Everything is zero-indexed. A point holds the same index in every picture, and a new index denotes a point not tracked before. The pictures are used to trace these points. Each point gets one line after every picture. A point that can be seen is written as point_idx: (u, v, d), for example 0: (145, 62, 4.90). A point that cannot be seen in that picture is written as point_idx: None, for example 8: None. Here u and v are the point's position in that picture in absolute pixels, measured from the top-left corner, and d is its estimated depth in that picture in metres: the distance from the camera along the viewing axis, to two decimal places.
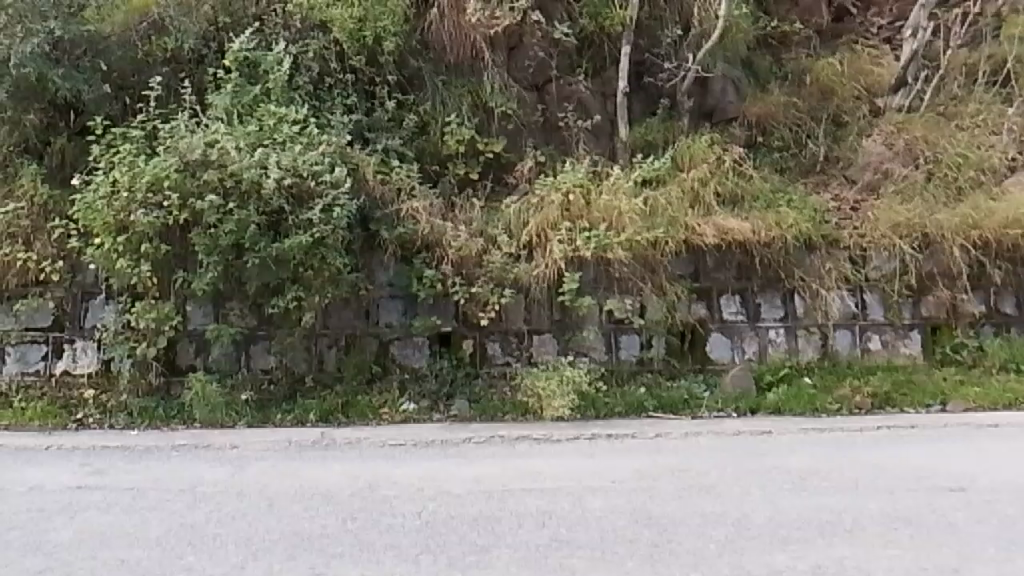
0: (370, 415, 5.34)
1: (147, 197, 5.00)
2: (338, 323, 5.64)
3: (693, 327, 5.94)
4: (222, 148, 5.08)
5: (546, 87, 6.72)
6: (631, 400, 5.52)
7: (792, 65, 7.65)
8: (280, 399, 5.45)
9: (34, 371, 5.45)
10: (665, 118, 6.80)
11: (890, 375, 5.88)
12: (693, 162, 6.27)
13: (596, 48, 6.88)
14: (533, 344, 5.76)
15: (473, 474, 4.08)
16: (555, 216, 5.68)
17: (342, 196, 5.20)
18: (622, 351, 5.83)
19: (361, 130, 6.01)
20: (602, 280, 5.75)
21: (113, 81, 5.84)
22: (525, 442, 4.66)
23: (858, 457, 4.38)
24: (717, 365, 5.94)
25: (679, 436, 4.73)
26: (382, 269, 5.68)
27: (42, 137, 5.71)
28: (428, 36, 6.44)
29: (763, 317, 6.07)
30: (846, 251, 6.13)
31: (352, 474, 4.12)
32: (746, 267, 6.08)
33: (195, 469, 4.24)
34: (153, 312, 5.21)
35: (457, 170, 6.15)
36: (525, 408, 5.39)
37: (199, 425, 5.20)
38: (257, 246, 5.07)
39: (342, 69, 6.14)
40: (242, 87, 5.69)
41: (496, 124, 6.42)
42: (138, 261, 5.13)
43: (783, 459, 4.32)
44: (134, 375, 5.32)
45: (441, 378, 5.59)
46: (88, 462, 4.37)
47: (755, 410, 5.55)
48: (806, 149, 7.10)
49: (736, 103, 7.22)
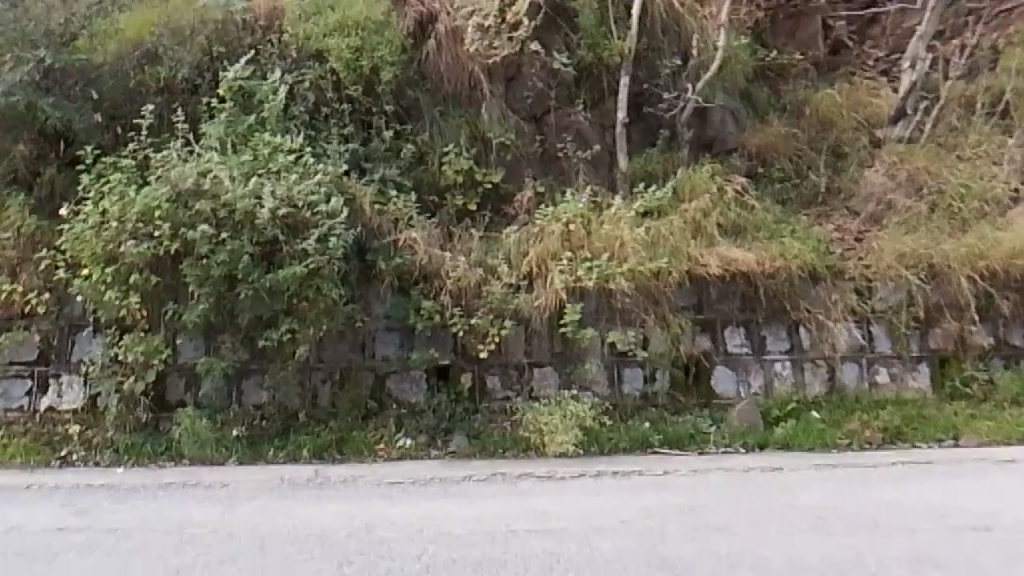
0: (366, 453, 5.20)
1: (138, 227, 4.90)
2: (332, 357, 5.46)
3: (698, 360, 5.79)
4: (215, 177, 4.97)
5: (545, 118, 6.57)
6: (636, 435, 5.35)
7: (790, 96, 7.61)
8: (273, 434, 5.25)
9: (18, 408, 5.24)
10: (665, 149, 6.72)
11: (900, 409, 5.73)
12: (695, 193, 6.16)
13: (595, 79, 6.74)
14: (534, 377, 5.58)
15: (475, 513, 3.90)
16: (555, 245, 5.57)
17: (338, 226, 5.06)
18: (625, 384, 5.65)
19: (357, 160, 5.88)
20: (604, 311, 5.61)
21: (104, 111, 5.74)
22: (528, 480, 4.46)
23: (873, 493, 4.22)
24: (723, 400, 5.76)
25: (687, 473, 4.54)
26: (378, 301, 5.51)
27: (31, 168, 5.60)
28: (425, 66, 6.36)
29: (769, 349, 5.91)
30: (851, 282, 6.01)
31: (347, 514, 3.93)
32: (751, 298, 5.93)
33: (184, 509, 4.04)
34: (142, 345, 5.05)
35: (456, 201, 6.03)
36: (526, 444, 5.26)
37: (188, 462, 5.04)
38: (251, 278, 4.92)
39: (339, 98, 6.03)
40: (237, 116, 5.59)
41: (494, 155, 6.30)
42: (126, 293, 4.97)
43: (797, 496, 4.14)
44: (121, 411, 5.13)
45: (439, 413, 5.42)
46: (70, 501, 4.17)
47: (763, 446, 5.44)
48: (807, 179, 7.00)
49: (736, 134, 7.15)
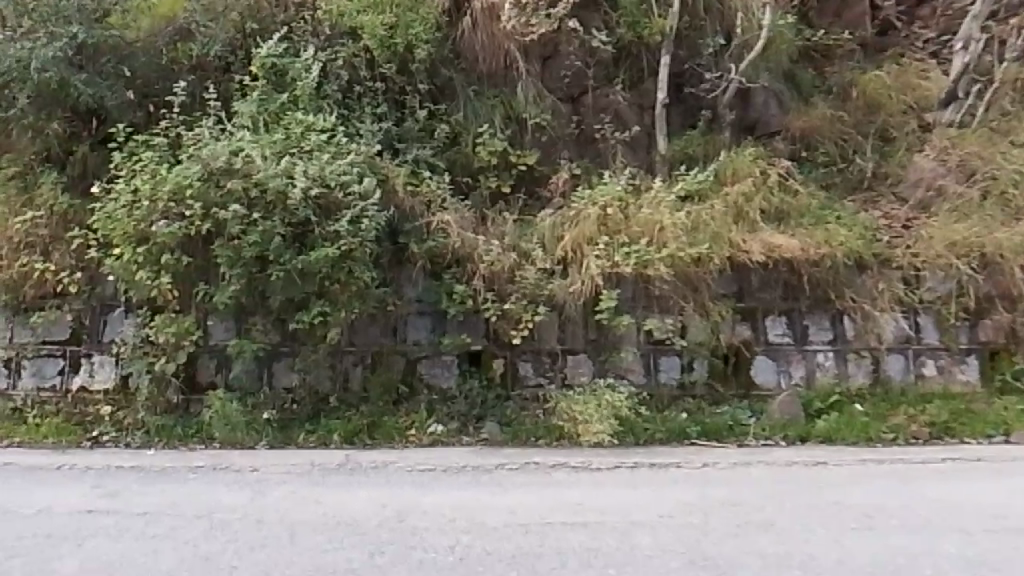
0: (397, 439, 5.10)
1: (169, 206, 4.83)
2: (364, 340, 5.39)
3: (737, 350, 5.62)
4: (247, 156, 4.88)
5: (581, 98, 6.43)
6: (673, 426, 5.21)
7: (835, 79, 7.34)
8: (304, 417, 5.21)
9: (51, 386, 5.25)
10: (706, 131, 6.51)
11: (948, 403, 5.53)
12: (737, 176, 5.96)
13: (633, 59, 6.55)
14: (567, 364, 5.46)
15: (509, 504, 3.79)
16: (591, 230, 5.39)
17: (371, 207, 4.96)
18: (661, 373, 5.52)
19: (390, 140, 5.76)
20: (641, 298, 5.46)
21: (136, 89, 5.66)
22: (563, 470, 4.34)
23: (924, 491, 4.04)
24: (763, 391, 5.60)
25: (727, 466, 4.39)
26: (410, 285, 5.41)
27: (65, 146, 5.57)
28: (460, 45, 6.23)
29: (811, 339, 5.72)
30: (898, 270, 5.78)
31: (377, 503, 3.84)
32: (794, 286, 5.74)
33: (214, 493, 3.99)
34: (173, 326, 5.00)
35: (489, 183, 5.89)
36: (560, 432, 5.13)
37: (218, 445, 4.97)
38: (282, 259, 4.84)
39: (372, 77, 5.91)
40: (269, 94, 5.49)
41: (530, 136, 6.16)
42: (158, 273, 4.93)
43: (844, 494, 3.97)
44: (152, 392, 5.10)
45: (471, 399, 5.33)
46: (100, 483, 4.13)
47: (805, 439, 5.24)
48: (853, 164, 6.76)
49: (779, 116, 6.96)
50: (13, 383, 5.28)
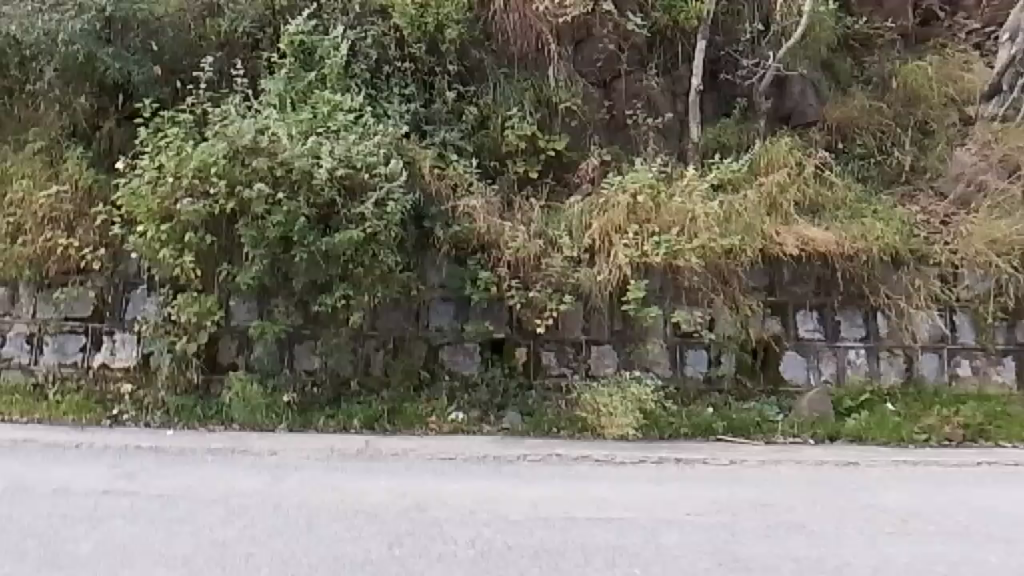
0: (417, 425, 5.03)
1: (193, 184, 4.77)
2: (386, 325, 5.30)
3: (767, 344, 5.49)
4: (273, 135, 4.82)
5: (613, 83, 6.29)
6: (699, 421, 5.09)
7: (875, 69, 7.14)
8: (324, 402, 5.15)
9: (72, 363, 5.24)
10: (741, 120, 6.35)
11: (983, 405, 5.35)
12: (771, 166, 5.81)
13: (668, 44, 6.42)
14: (591, 355, 5.37)
15: (530, 497, 3.71)
16: (621, 219, 5.26)
17: (396, 189, 4.88)
18: (688, 366, 5.42)
19: (418, 122, 5.67)
20: (669, 289, 5.35)
21: (164, 64, 5.58)
22: (586, 463, 4.25)
23: (960, 497, 3.90)
24: (791, 387, 5.47)
25: (755, 464, 4.28)
26: (434, 270, 5.34)
27: (91, 121, 5.53)
28: (491, 26, 6.10)
29: (843, 336, 5.58)
30: (935, 268, 5.63)
31: (395, 492, 3.77)
32: (827, 281, 5.60)
33: (233, 477, 3.95)
34: (195, 306, 4.95)
35: (517, 167, 5.78)
36: (582, 424, 5.02)
37: (238, 427, 4.92)
38: (306, 240, 4.76)
39: (401, 57, 5.82)
40: (297, 73, 5.41)
41: (559, 121, 6.03)
42: (181, 252, 4.87)
43: (876, 497, 3.84)
44: (173, 371, 5.07)
45: (493, 387, 5.26)
46: (118, 464, 4.09)
47: (834, 438, 5.09)
48: (891, 157, 6.57)
49: (817, 107, 6.72)
50: (34, 359, 5.26)
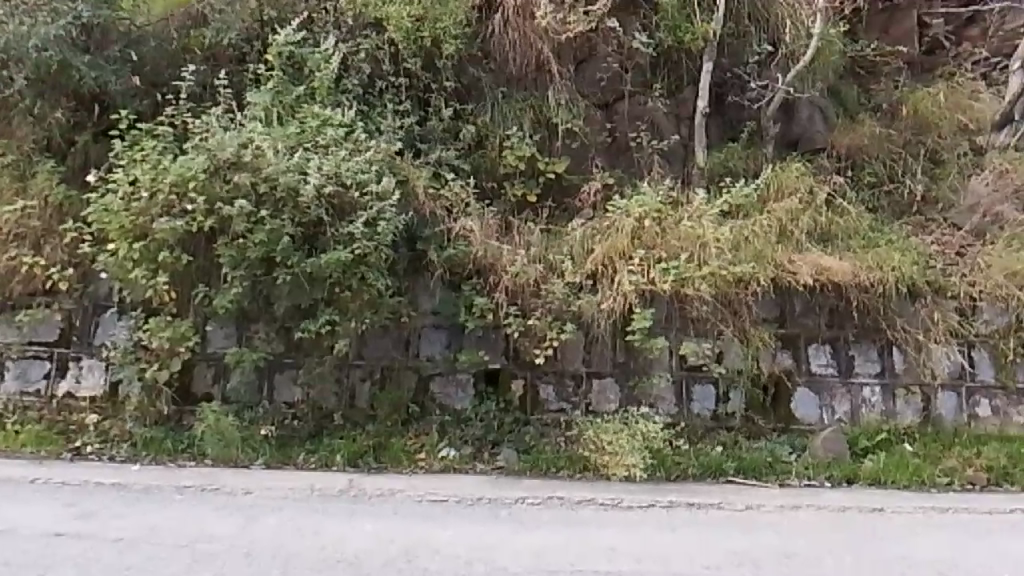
0: (405, 463, 4.70)
1: (170, 200, 4.45)
2: (373, 353, 4.98)
3: (778, 379, 5.18)
4: (257, 149, 4.50)
5: (615, 105, 6.06)
6: (708, 460, 4.79)
7: (882, 96, 6.91)
8: (305, 436, 4.80)
9: (35, 392, 4.86)
10: (748, 145, 6.14)
11: (1007, 445, 5.05)
12: (781, 192, 5.54)
13: (674, 66, 6.14)
14: (592, 389, 5.04)
15: (531, 546, 3.37)
16: (625, 244, 4.96)
17: (389, 209, 4.58)
18: (694, 403, 5.09)
19: (412, 140, 5.38)
20: (675, 320, 5.06)
21: (144, 76, 5.29)
22: (590, 507, 3.87)
23: (1000, 549, 3.59)
24: (803, 426, 5.15)
25: (774, 510, 3.93)
26: (427, 295, 5.03)
27: (66, 135, 5.15)
28: (488, 44, 5.79)
29: (857, 372, 5.28)
30: (954, 300, 5.34)
31: (383, 538, 3.41)
32: (840, 313, 5.31)
33: (201, 518, 3.57)
34: (168, 331, 4.60)
35: (515, 190, 5.51)
36: (584, 464, 4.70)
37: (211, 462, 4.59)
38: (290, 261, 4.45)
39: (396, 72, 5.54)
40: (285, 86, 5.12)
41: (560, 143, 5.78)
42: (155, 273, 4.54)
43: (909, 546, 3.53)
44: (142, 401, 4.71)
45: (487, 423, 4.90)
46: (75, 503, 3.71)
47: (852, 481, 4.80)
48: (901, 186, 6.29)
49: (826, 134, 6.48)
50: None
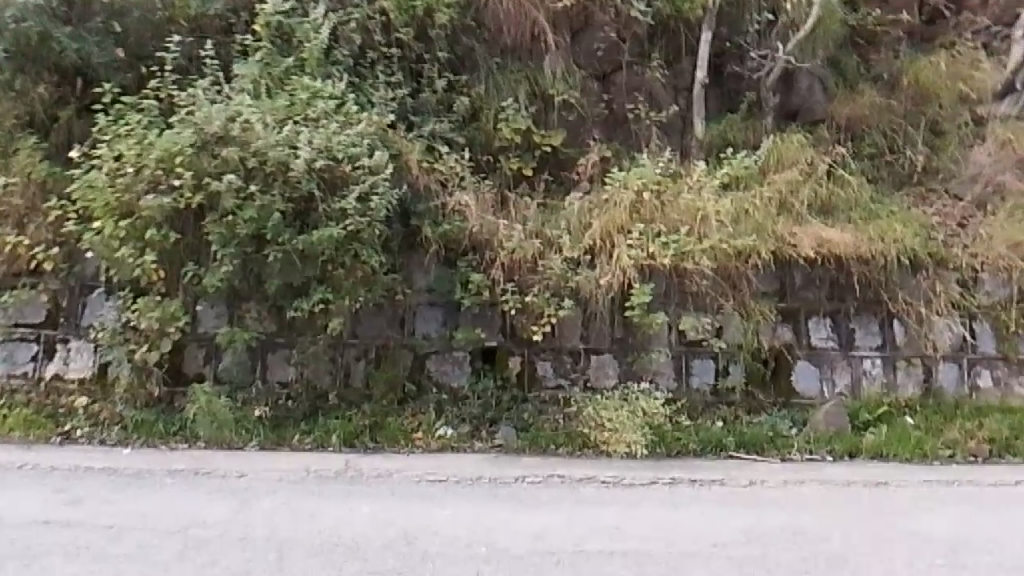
0: (402, 443, 4.63)
1: (157, 176, 4.33)
2: (367, 332, 4.90)
3: (778, 353, 5.12)
4: (245, 122, 4.36)
5: (613, 76, 5.92)
6: (708, 436, 4.71)
7: (882, 66, 6.70)
8: (300, 416, 4.72)
9: (22, 374, 4.75)
10: (746, 116, 6.03)
11: (1008, 417, 5.01)
12: (781, 164, 5.43)
13: (672, 36, 6.00)
14: (590, 365, 4.96)
15: (533, 526, 3.32)
16: (623, 218, 4.86)
17: (382, 183, 4.45)
18: (694, 377, 5.03)
19: (404, 112, 5.26)
20: (675, 294, 4.96)
21: (128, 49, 5.11)
22: (591, 486, 3.81)
23: (1006, 523, 3.56)
24: (804, 399, 5.09)
25: (778, 485, 3.88)
26: (421, 272, 4.95)
27: (50, 111, 5.00)
28: (482, 14, 5.63)
29: (857, 345, 5.21)
30: (955, 272, 5.28)
31: (381, 520, 3.34)
32: (841, 286, 5.23)
33: (194, 503, 3.50)
34: (157, 311, 4.49)
35: (511, 163, 5.38)
36: (583, 440, 4.63)
37: (204, 444, 4.52)
38: (281, 238, 4.34)
39: (387, 42, 5.38)
40: (274, 57, 5.00)
41: (556, 115, 5.65)
42: (142, 250, 4.43)
43: (915, 522, 3.51)
44: (132, 382, 4.64)
45: (485, 400, 4.82)
46: (64, 489, 3.63)
47: (854, 454, 4.75)
48: (902, 156, 6.18)
49: (826, 105, 6.35)
50: None
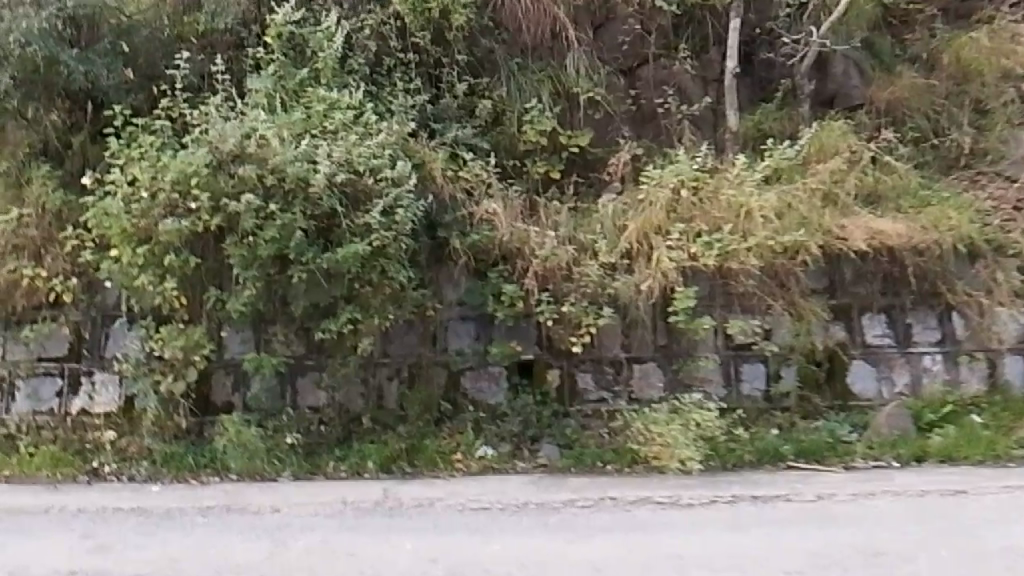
0: (441, 466, 4.41)
1: (173, 199, 4.15)
2: (399, 350, 4.68)
3: (832, 354, 4.83)
4: (262, 138, 4.18)
5: (638, 71, 5.69)
6: (765, 446, 4.46)
7: (919, 45, 6.22)
8: (332, 442, 4.55)
9: (47, 411, 4.60)
10: (782, 104, 5.75)
11: None
12: (824, 153, 5.10)
13: (697, 26, 5.76)
14: (633, 375, 4.72)
15: (587, 558, 3.09)
16: (660, 218, 4.59)
17: (406, 195, 4.25)
18: (743, 383, 4.77)
19: (425, 120, 5.04)
20: (719, 295, 4.71)
21: (138, 69, 4.93)
22: (646, 507, 3.57)
23: None
24: (862, 401, 4.81)
25: (848, 499, 3.62)
26: (451, 285, 4.71)
27: (63, 138, 4.85)
28: (500, 14, 5.41)
29: (915, 340, 4.91)
30: (1017, 258, 4.93)
31: (424, 559, 3.12)
32: (895, 280, 4.93)
33: (227, 544, 3.30)
34: (181, 339, 4.32)
35: (538, 168, 5.15)
36: (632, 457, 4.39)
37: (237, 476, 4.33)
38: (305, 258, 4.14)
39: (404, 48, 5.17)
40: (288, 69, 4.81)
41: (583, 114, 5.41)
42: (162, 277, 4.26)
43: (1005, 538, 3.22)
44: (159, 414, 4.45)
45: (525, 417, 4.59)
46: (90, 533, 3.45)
47: (921, 459, 4.45)
48: (947, 138, 5.84)
49: (863, 88, 6.03)
50: (6, 407, 4.62)
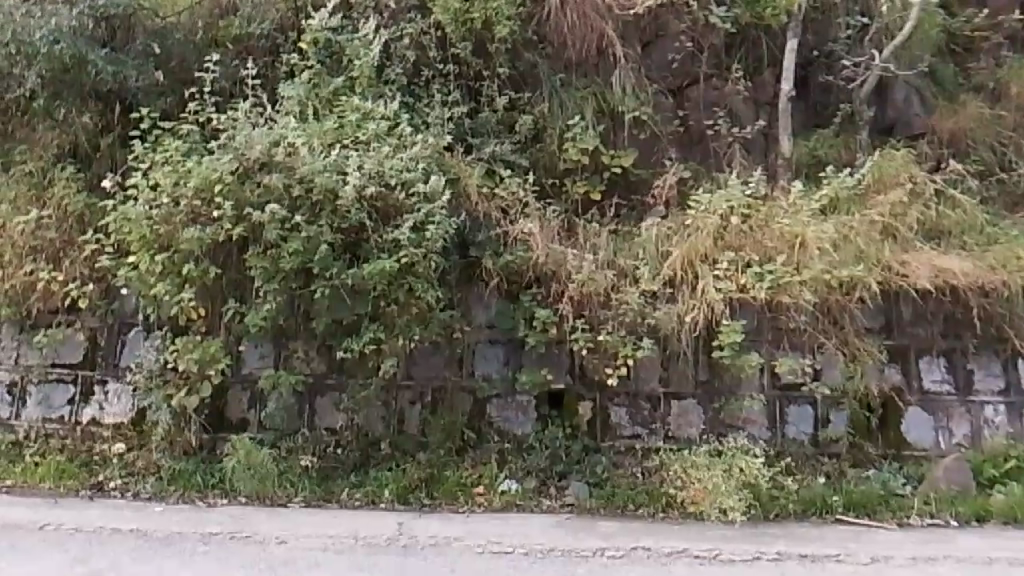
0: (461, 500, 4.16)
1: (196, 207, 3.98)
2: (423, 374, 4.44)
3: (887, 398, 4.49)
4: (290, 146, 4.01)
5: (687, 91, 5.43)
6: (811, 495, 4.17)
7: (983, 75, 5.86)
8: (349, 467, 4.30)
9: (57, 418, 4.44)
10: (839, 131, 5.45)
11: None
12: (884, 185, 4.77)
13: (751, 45, 5.49)
14: (671, 412, 4.42)
15: None
16: (706, 246, 4.31)
17: (438, 211, 4.01)
18: (788, 426, 4.46)
19: (461, 133, 4.84)
20: (767, 330, 4.40)
21: (169, 71, 4.81)
22: (683, 561, 3.35)
23: None
24: (916, 451, 4.46)
25: (905, 564, 3.36)
26: (481, 306, 4.48)
27: (93, 141, 4.73)
28: (545, 28, 5.15)
29: (977, 388, 4.55)
30: None
31: None
32: (957, 322, 4.59)
33: None
34: (196, 352, 4.10)
35: (577, 187, 4.92)
36: (667, 501, 4.13)
37: (245, 500, 4.11)
38: (329, 272, 3.93)
39: (443, 59, 4.97)
40: (322, 76, 4.64)
41: (627, 133, 5.15)
42: (180, 288, 4.06)
43: None
44: (171, 429, 4.25)
45: (553, 452, 4.30)
46: (84, 559, 3.24)
47: (983, 518, 4.10)
48: (1014, 172, 5.47)
49: (924, 117, 5.69)
50: (15, 412, 4.46)
